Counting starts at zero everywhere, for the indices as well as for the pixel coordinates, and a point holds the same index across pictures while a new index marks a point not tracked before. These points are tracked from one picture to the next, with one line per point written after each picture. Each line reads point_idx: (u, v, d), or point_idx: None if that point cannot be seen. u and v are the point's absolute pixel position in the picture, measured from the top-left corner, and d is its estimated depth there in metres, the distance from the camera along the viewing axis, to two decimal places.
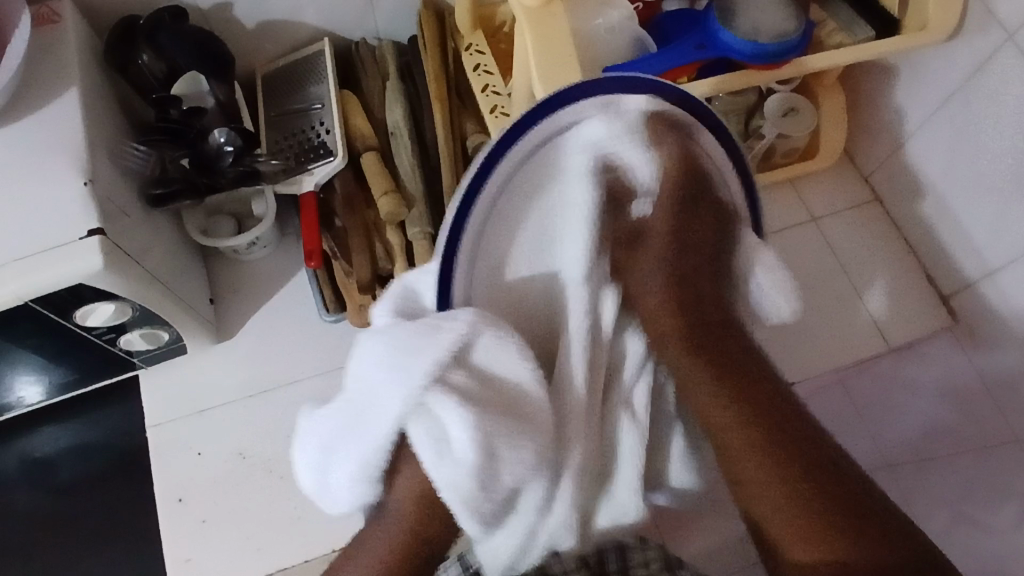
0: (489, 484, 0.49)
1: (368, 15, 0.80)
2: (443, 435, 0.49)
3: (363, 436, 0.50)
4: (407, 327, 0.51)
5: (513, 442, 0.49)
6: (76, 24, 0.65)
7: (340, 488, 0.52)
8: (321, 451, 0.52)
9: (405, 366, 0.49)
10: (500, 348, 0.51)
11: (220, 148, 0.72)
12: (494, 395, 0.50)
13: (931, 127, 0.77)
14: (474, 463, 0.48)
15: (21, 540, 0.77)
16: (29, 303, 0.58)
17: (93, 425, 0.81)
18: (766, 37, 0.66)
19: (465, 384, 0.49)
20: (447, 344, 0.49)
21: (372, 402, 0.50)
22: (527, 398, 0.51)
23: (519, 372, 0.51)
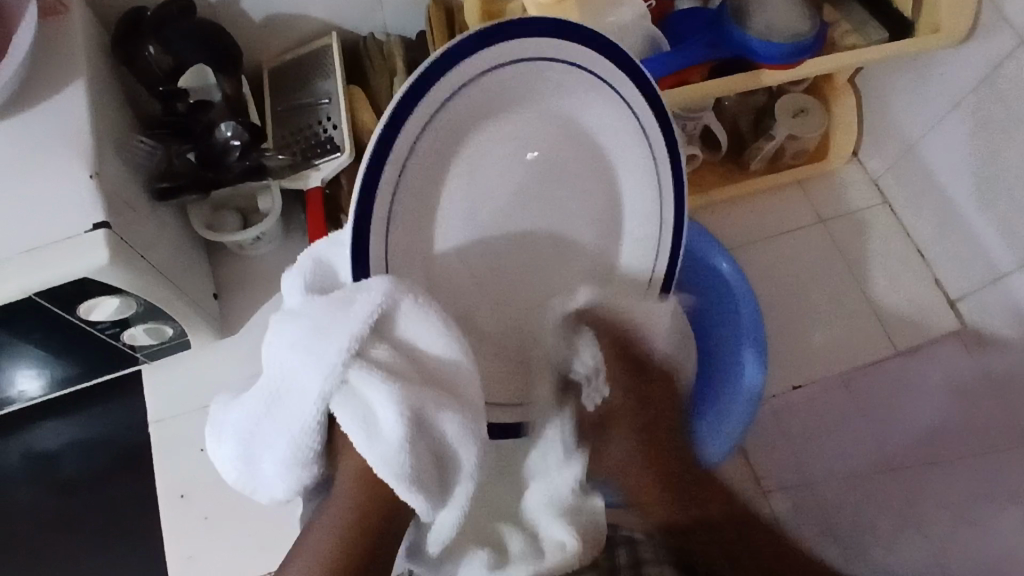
0: (420, 459, 0.43)
1: (377, 9, 0.79)
2: (370, 416, 0.42)
3: (287, 421, 0.43)
4: (324, 305, 0.43)
5: (442, 411, 0.44)
6: (82, 15, 0.64)
7: (272, 477, 0.46)
8: (242, 439, 0.45)
9: (319, 346, 0.41)
10: (423, 316, 0.44)
11: (226, 143, 0.72)
12: (416, 369, 0.44)
13: (942, 130, 0.77)
14: (405, 440, 0.42)
15: (21, 535, 0.76)
16: (33, 296, 0.57)
17: (95, 420, 0.80)
18: (780, 37, 0.66)
19: (389, 360, 0.43)
20: (368, 313, 0.42)
21: (288, 386, 0.43)
22: (450, 369, 0.45)
23: (439, 343, 0.45)
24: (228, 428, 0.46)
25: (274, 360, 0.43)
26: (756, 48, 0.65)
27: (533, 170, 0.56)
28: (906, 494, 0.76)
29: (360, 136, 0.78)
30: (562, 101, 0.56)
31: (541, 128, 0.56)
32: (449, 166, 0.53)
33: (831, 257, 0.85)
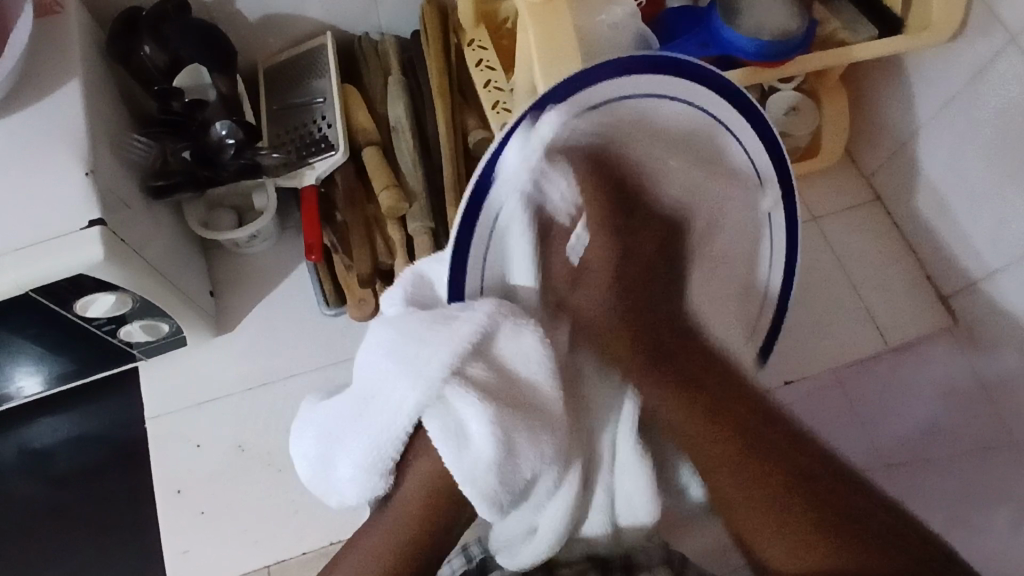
0: (508, 477, 0.46)
1: (371, 9, 0.80)
2: (461, 431, 0.46)
3: (374, 431, 0.47)
4: (426, 320, 0.47)
5: (531, 437, 0.47)
6: (79, 14, 0.65)
7: (345, 482, 0.49)
8: (325, 441, 0.49)
9: (418, 360, 0.46)
10: (520, 341, 0.48)
11: (222, 141, 0.73)
12: (509, 391, 0.47)
13: (933, 128, 0.77)
14: (494, 456, 0.45)
15: (20, 530, 0.77)
16: (29, 292, 0.58)
17: (92, 416, 0.81)
18: (769, 35, 0.66)
19: (485, 379, 0.46)
20: (468, 332, 0.46)
21: (379, 396, 0.47)
22: (538, 393, 0.48)
23: (535, 368, 0.48)
24: (317, 427, 0.51)
25: (371, 370, 0.48)
26: (745, 47, 0.65)
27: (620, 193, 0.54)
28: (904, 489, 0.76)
29: (354, 134, 0.79)
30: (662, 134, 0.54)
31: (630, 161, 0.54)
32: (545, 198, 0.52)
33: (824, 257, 0.85)
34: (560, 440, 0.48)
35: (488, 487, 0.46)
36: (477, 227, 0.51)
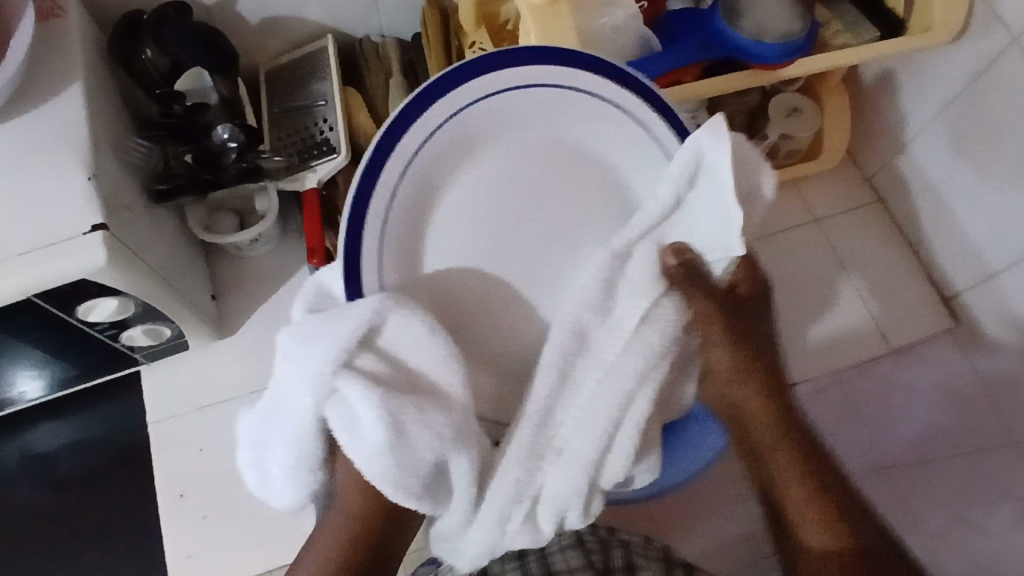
0: (407, 463, 0.46)
1: (373, 13, 0.79)
2: (353, 417, 0.46)
3: (287, 423, 0.47)
4: (319, 317, 0.47)
5: (422, 419, 0.46)
6: (80, 18, 0.65)
7: (277, 478, 0.50)
8: (257, 436, 0.50)
9: (309, 355, 0.45)
10: (409, 328, 0.47)
11: (223, 145, 0.72)
12: (404, 380, 0.47)
13: (932, 131, 0.78)
14: (383, 441, 0.45)
15: (24, 535, 0.77)
16: (31, 297, 0.58)
17: (93, 420, 0.81)
18: (771, 36, 0.66)
19: (375, 369, 0.46)
20: (359, 323, 0.45)
21: (284, 400, 0.47)
22: (437, 378, 0.47)
23: (432, 355, 0.47)
24: (250, 422, 0.51)
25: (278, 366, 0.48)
26: (749, 47, 0.65)
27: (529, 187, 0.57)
28: (900, 493, 0.80)
29: (355, 136, 0.79)
30: (581, 129, 0.57)
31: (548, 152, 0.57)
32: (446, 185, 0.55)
33: (825, 258, 0.85)
34: (462, 427, 0.47)
35: (384, 474, 0.46)
36: (376, 196, 0.52)
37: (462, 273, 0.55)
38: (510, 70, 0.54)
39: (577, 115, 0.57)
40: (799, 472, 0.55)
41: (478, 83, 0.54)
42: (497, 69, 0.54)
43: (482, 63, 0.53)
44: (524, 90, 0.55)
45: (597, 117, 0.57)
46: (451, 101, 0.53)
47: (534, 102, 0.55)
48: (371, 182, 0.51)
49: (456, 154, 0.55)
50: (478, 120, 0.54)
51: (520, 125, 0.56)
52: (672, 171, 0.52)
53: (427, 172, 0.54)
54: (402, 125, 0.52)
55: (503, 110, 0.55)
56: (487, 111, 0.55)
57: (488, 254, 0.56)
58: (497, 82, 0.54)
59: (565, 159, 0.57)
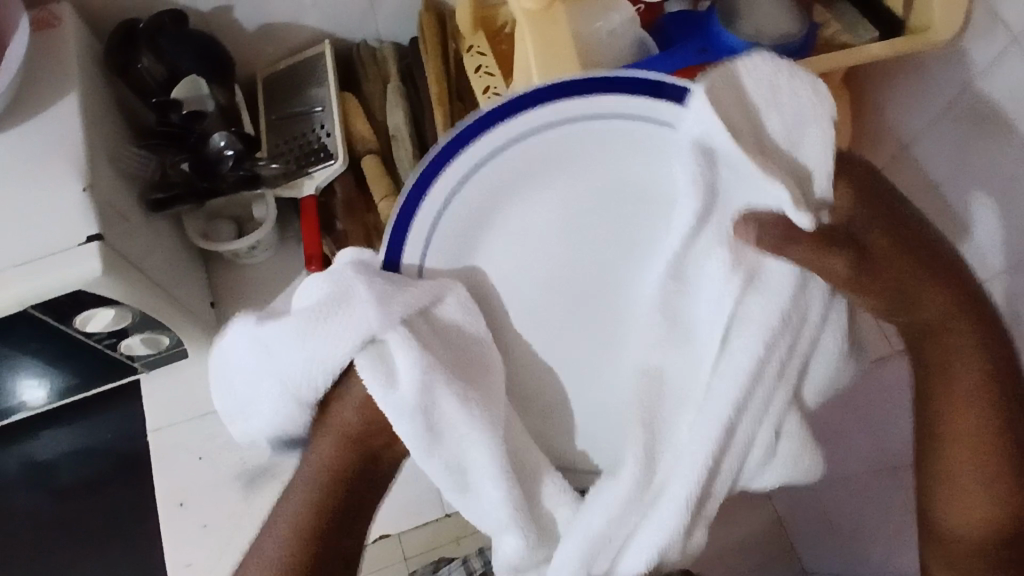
0: (433, 432, 0.48)
1: (369, 18, 0.79)
2: (391, 376, 0.47)
3: (310, 362, 0.47)
4: (367, 276, 0.48)
5: (453, 386, 0.48)
6: (77, 28, 0.65)
7: (261, 401, 0.50)
8: (255, 366, 0.48)
9: (386, 304, 0.47)
10: (466, 310, 0.50)
11: (220, 152, 0.72)
12: (449, 349, 0.49)
13: (938, 129, 0.76)
14: (416, 402, 0.46)
15: (33, 542, 0.80)
16: (29, 309, 0.58)
17: (94, 429, 0.82)
18: (769, 38, 0.65)
19: (427, 337, 0.48)
20: (422, 291, 0.48)
21: (321, 333, 0.46)
22: (476, 348, 0.50)
23: (477, 332, 0.50)
24: (246, 347, 0.49)
25: (309, 304, 0.48)
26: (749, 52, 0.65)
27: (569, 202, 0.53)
28: None
29: (353, 143, 0.79)
30: (598, 143, 0.53)
31: (573, 174, 0.53)
32: (496, 214, 0.53)
33: None
34: (496, 424, 0.49)
35: (415, 434, 0.47)
36: (428, 202, 0.51)
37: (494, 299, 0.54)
38: (518, 117, 0.51)
39: (595, 138, 0.53)
40: (971, 434, 0.50)
41: (495, 135, 0.51)
42: (500, 119, 0.51)
43: (498, 111, 0.51)
44: (545, 131, 0.52)
45: (614, 129, 0.52)
46: (477, 149, 0.51)
47: (552, 143, 0.52)
48: (406, 223, 0.51)
49: (483, 195, 0.52)
50: (499, 164, 0.52)
51: (546, 160, 0.53)
52: (683, 172, 0.49)
53: (467, 206, 0.52)
54: (436, 167, 0.51)
55: (524, 153, 0.52)
56: (507, 154, 0.52)
57: (532, 281, 0.54)
58: (519, 124, 0.51)
59: (585, 176, 0.53)
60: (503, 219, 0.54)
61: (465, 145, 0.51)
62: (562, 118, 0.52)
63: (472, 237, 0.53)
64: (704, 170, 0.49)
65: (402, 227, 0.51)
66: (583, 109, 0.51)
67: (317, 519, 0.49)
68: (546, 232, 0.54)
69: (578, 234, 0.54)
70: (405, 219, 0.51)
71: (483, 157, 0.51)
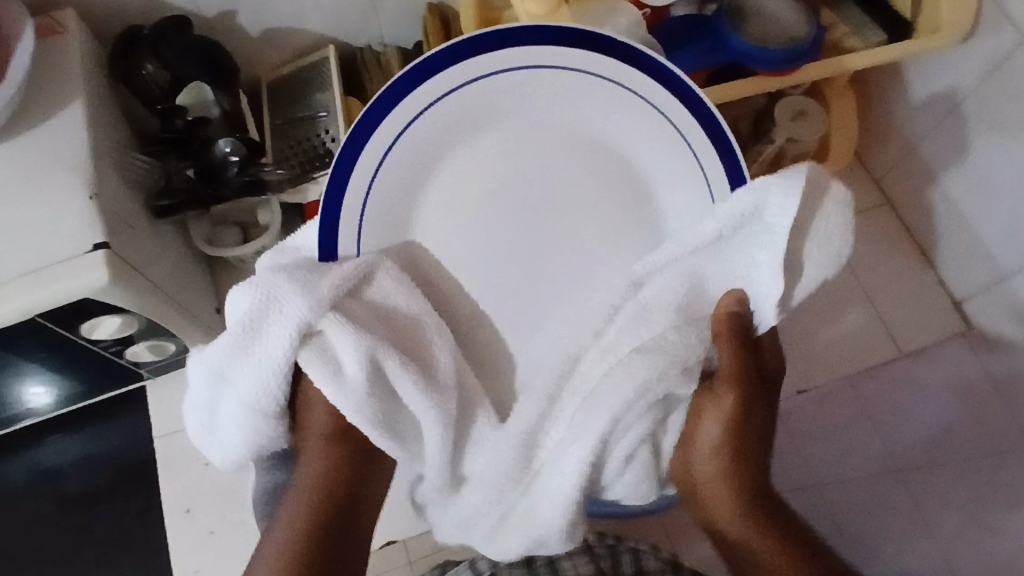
0: (391, 405, 0.52)
1: (373, 21, 0.78)
2: (336, 364, 0.50)
3: (259, 366, 0.50)
4: (287, 273, 0.51)
5: (398, 361, 0.51)
6: (80, 34, 0.64)
7: (230, 425, 0.53)
8: (209, 388, 0.52)
9: (309, 286, 0.50)
10: (397, 286, 0.54)
11: (225, 158, 0.71)
12: (384, 324, 0.53)
13: (947, 130, 0.76)
14: (366, 376, 0.50)
15: (43, 547, 0.80)
16: (36, 317, 0.58)
17: (99, 436, 0.83)
18: (775, 43, 0.66)
19: (360, 313, 0.52)
20: (345, 271, 0.52)
21: (254, 340, 0.50)
22: (415, 324, 0.54)
23: (413, 307, 0.54)
24: (198, 375, 0.53)
25: (234, 320, 0.50)
26: (753, 53, 0.64)
27: (524, 184, 0.58)
28: (911, 496, 0.75)
29: None
30: (617, 127, 0.57)
31: (577, 155, 0.58)
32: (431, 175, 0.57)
33: (846, 283, 0.85)
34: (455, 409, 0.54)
35: (371, 421, 0.51)
36: (381, 147, 0.54)
37: (452, 281, 0.58)
38: (520, 49, 0.54)
39: (609, 105, 0.57)
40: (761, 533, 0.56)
41: (492, 59, 0.54)
42: (502, 48, 0.54)
43: (549, 33, 0.54)
44: (590, 71, 0.55)
45: (627, 115, 0.57)
46: (468, 68, 0.54)
47: (527, 89, 0.55)
48: (338, 193, 0.54)
49: (435, 146, 0.56)
50: (485, 95, 0.55)
51: (533, 121, 0.57)
52: (711, 223, 0.52)
53: (425, 143, 0.55)
54: (372, 123, 0.53)
55: (505, 86, 0.55)
56: (499, 85, 0.55)
57: (479, 269, 0.58)
58: (522, 54, 0.54)
59: (572, 167, 0.58)
60: (457, 217, 0.57)
61: (445, 67, 0.53)
62: (621, 80, 0.56)
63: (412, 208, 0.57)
64: (716, 228, 0.52)
65: (328, 222, 0.55)
66: (609, 71, 0.55)
67: (312, 515, 0.53)
68: (489, 220, 0.58)
69: (551, 222, 0.58)
70: (333, 210, 0.55)
71: (480, 86, 0.55)
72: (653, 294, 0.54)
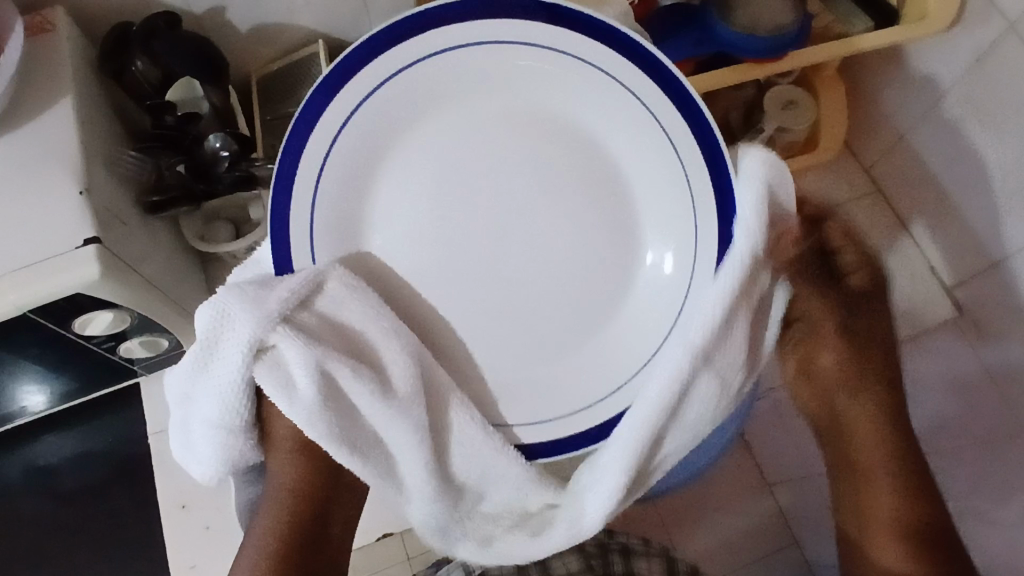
0: (350, 419, 0.53)
1: (363, 17, 0.78)
2: (288, 379, 0.50)
3: (216, 384, 0.50)
4: (236, 289, 0.50)
5: (350, 371, 0.51)
6: (70, 31, 0.64)
7: (201, 442, 0.53)
8: (181, 406, 0.53)
9: (259, 300, 0.50)
10: (351, 294, 0.53)
11: (216, 153, 0.72)
12: (336, 335, 0.53)
13: (936, 120, 0.77)
14: (317, 391, 0.50)
15: (39, 545, 0.81)
16: (28, 313, 0.58)
17: (94, 434, 0.83)
18: (763, 30, 0.65)
19: (312, 325, 0.51)
20: (295, 284, 0.51)
21: (213, 352, 0.50)
22: (368, 341, 0.54)
23: (365, 318, 0.53)
24: (172, 394, 0.53)
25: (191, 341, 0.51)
26: (740, 42, 0.65)
27: (502, 158, 0.57)
28: None
29: None
30: (586, 109, 0.56)
31: (550, 135, 0.57)
32: (397, 145, 0.56)
33: None
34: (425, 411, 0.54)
35: (325, 432, 0.51)
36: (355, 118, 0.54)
37: (407, 286, 0.58)
38: (509, 23, 0.53)
39: (580, 88, 0.55)
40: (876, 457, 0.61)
41: (455, 35, 0.53)
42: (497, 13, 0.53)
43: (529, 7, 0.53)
44: (607, 71, 0.54)
45: (602, 98, 0.55)
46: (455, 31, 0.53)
47: (512, 60, 0.54)
48: (291, 172, 0.53)
49: (388, 123, 0.55)
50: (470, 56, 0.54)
51: (506, 107, 0.56)
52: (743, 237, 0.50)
53: (399, 112, 0.55)
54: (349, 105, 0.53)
55: (460, 60, 0.54)
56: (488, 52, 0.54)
57: (433, 248, 0.57)
58: (506, 26, 0.53)
59: (547, 156, 0.57)
60: (423, 184, 0.57)
61: (411, 40, 0.53)
62: (599, 62, 0.54)
63: (380, 178, 0.56)
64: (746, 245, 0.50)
65: (295, 205, 0.54)
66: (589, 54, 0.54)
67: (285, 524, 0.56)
68: (455, 194, 0.57)
69: (524, 203, 0.57)
70: (288, 186, 0.54)
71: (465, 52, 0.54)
72: (730, 346, 0.52)
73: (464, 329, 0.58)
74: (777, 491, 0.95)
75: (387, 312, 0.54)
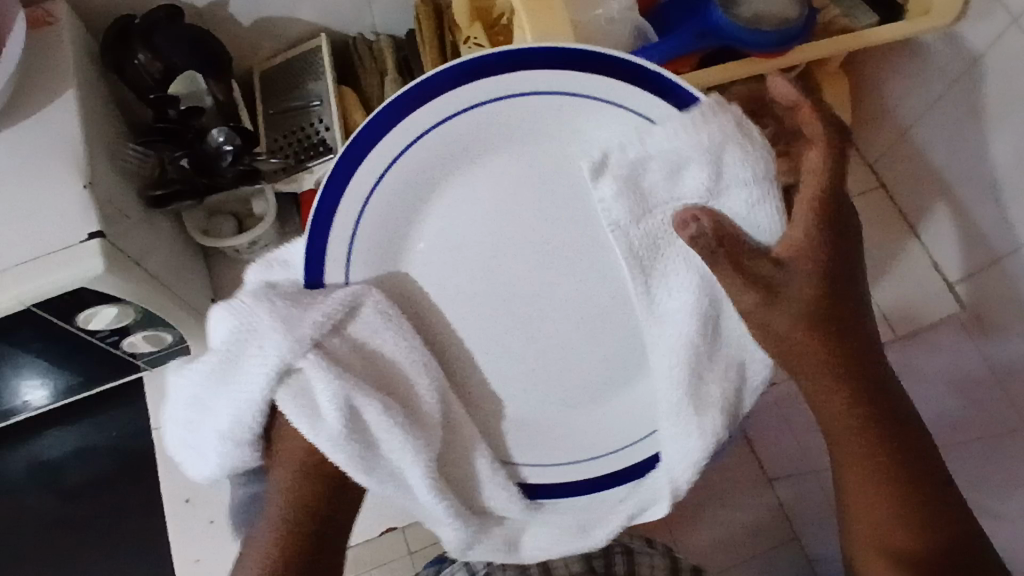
0: (369, 450, 0.53)
1: (365, 10, 0.78)
2: (312, 406, 0.51)
3: (237, 398, 0.50)
4: (270, 305, 0.50)
5: (374, 402, 0.52)
6: (72, 24, 0.64)
7: (208, 446, 0.53)
8: (190, 410, 0.53)
9: (292, 320, 0.50)
10: (383, 323, 0.53)
11: (220, 148, 0.71)
12: (364, 364, 0.53)
13: (943, 108, 0.75)
14: (341, 421, 0.51)
15: (43, 539, 0.81)
16: (31, 307, 0.58)
17: (98, 429, 0.83)
18: (768, 24, 0.65)
19: (340, 352, 0.52)
20: (330, 308, 0.51)
21: (238, 365, 0.50)
22: (393, 368, 0.54)
23: (394, 346, 0.54)
24: (181, 398, 0.53)
25: (216, 348, 0.51)
26: (743, 36, 0.65)
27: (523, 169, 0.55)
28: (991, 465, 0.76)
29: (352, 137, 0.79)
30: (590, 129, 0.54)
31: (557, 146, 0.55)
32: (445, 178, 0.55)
33: None
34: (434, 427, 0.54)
35: (350, 457, 0.52)
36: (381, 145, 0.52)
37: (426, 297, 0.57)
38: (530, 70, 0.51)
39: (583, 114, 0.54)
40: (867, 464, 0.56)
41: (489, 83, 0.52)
42: (523, 54, 0.51)
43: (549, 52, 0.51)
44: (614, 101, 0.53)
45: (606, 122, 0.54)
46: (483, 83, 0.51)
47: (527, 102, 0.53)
48: (338, 194, 0.53)
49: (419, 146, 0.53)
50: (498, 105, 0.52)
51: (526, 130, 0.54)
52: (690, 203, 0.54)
53: (442, 143, 0.53)
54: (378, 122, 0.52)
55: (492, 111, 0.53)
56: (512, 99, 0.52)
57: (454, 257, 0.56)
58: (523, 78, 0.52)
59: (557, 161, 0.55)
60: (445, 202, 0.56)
61: (454, 90, 0.51)
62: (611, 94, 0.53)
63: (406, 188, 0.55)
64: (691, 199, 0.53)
65: (323, 222, 0.53)
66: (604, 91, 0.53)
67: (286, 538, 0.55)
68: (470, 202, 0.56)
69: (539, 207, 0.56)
70: (326, 211, 0.53)
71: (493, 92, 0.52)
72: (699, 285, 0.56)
73: (468, 327, 0.58)
74: (778, 485, 0.95)
75: (418, 343, 0.54)
